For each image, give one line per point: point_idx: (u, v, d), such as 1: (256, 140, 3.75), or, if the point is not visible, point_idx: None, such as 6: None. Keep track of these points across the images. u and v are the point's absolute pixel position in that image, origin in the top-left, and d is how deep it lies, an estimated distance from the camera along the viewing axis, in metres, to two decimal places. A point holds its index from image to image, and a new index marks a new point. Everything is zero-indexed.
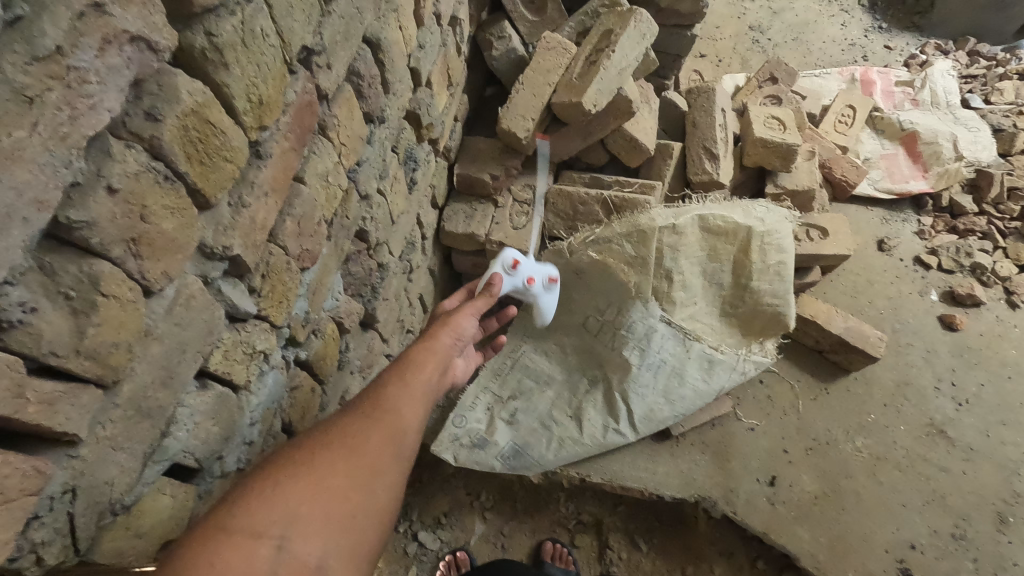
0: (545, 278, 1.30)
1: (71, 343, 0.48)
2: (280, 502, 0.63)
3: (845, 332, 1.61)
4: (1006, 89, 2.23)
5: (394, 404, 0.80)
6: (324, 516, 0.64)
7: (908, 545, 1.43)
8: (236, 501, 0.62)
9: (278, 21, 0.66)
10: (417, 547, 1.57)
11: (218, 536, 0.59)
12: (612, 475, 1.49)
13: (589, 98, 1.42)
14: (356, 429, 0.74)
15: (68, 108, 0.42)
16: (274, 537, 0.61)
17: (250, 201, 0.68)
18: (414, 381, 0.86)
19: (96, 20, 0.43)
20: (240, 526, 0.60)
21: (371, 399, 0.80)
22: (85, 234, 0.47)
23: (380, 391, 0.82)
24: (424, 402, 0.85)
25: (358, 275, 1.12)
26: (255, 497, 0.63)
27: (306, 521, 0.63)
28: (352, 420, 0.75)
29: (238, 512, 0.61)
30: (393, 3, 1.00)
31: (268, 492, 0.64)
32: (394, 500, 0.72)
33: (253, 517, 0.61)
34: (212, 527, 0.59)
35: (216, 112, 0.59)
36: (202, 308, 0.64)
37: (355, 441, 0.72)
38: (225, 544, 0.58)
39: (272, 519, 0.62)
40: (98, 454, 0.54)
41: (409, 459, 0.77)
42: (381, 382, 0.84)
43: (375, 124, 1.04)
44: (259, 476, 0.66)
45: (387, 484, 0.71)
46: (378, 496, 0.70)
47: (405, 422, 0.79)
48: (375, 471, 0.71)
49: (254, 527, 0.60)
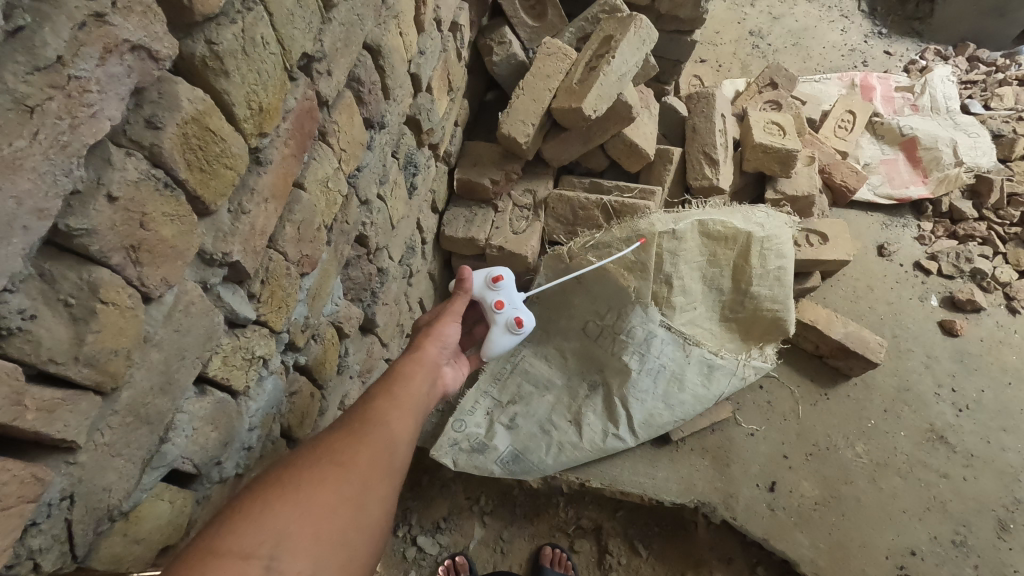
0: (512, 315, 1.14)
1: (70, 349, 0.48)
2: (269, 522, 0.62)
3: (845, 338, 1.61)
4: (1006, 95, 2.24)
5: (382, 420, 0.81)
6: (314, 533, 0.64)
7: (908, 551, 1.43)
8: (224, 523, 0.61)
9: (279, 29, 0.66)
10: (417, 551, 1.57)
11: (205, 558, 0.57)
12: (612, 480, 1.50)
13: (589, 104, 1.42)
14: (344, 445, 0.74)
15: (68, 116, 0.43)
16: (264, 556, 0.59)
17: (251, 207, 0.68)
18: (403, 394, 0.88)
19: (96, 30, 0.43)
20: (228, 548, 0.59)
21: (359, 417, 0.80)
22: (84, 241, 0.48)
23: (367, 407, 0.83)
24: (413, 415, 0.86)
25: (357, 280, 1.12)
26: (243, 517, 0.62)
27: (295, 539, 0.62)
28: (340, 437, 0.76)
29: (226, 534, 0.60)
30: (393, 9, 1.01)
31: (256, 513, 0.63)
32: (384, 516, 0.72)
33: (241, 538, 0.60)
34: (198, 550, 0.58)
35: (216, 119, 0.59)
36: (202, 313, 0.64)
37: (343, 458, 0.72)
38: (212, 564, 0.57)
39: (261, 538, 0.61)
40: (97, 460, 0.54)
41: (398, 476, 0.77)
42: (369, 399, 0.85)
43: (375, 129, 1.04)
44: (245, 498, 0.65)
45: (377, 499, 0.72)
46: (369, 511, 0.70)
47: (394, 437, 0.80)
48: (365, 486, 0.71)
49: (242, 548, 0.59)
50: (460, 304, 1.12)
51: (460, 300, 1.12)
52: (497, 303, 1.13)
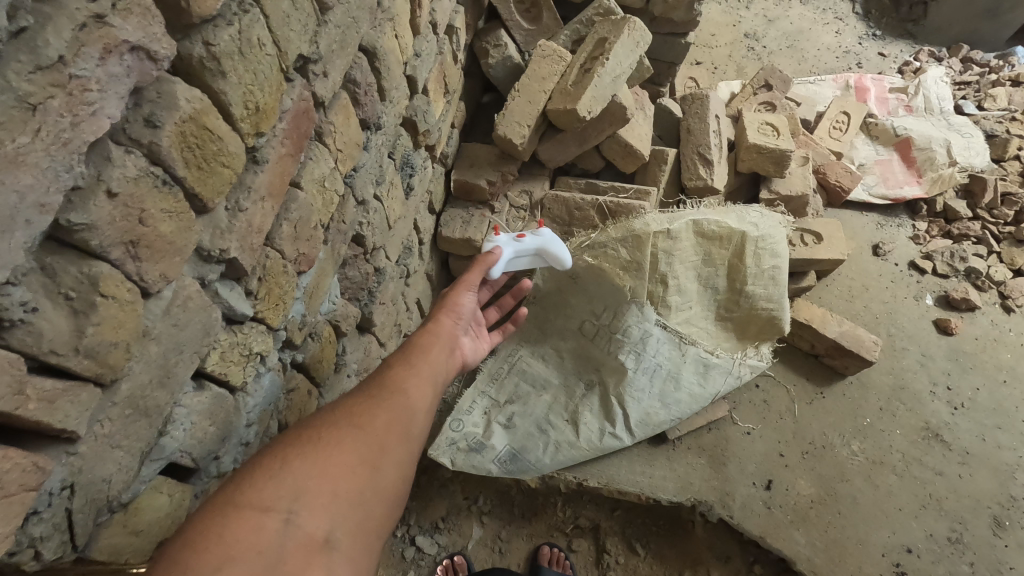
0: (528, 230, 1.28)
1: (70, 341, 0.49)
2: (288, 477, 0.63)
3: (840, 337, 1.62)
4: (999, 95, 2.26)
5: (400, 389, 0.82)
6: (333, 491, 0.64)
7: (903, 548, 1.44)
8: (244, 476, 0.63)
9: (275, 32, 0.68)
10: (415, 552, 1.58)
11: (224, 510, 0.59)
12: (608, 479, 1.50)
13: (584, 105, 1.44)
14: (363, 410, 0.75)
15: (69, 114, 0.44)
16: (282, 510, 0.60)
17: (247, 206, 0.70)
18: (420, 365, 0.89)
19: (97, 31, 0.45)
20: (248, 501, 0.60)
21: (377, 385, 0.82)
22: (85, 236, 0.49)
23: (385, 376, 0.84)
24: (430, 387, 0.87)
25: (355, 280, 1.13)
26: (263, 474, 0.63)
27: (313, 494, 0.63)
28: (359, 402, 0.77)
29: (247, 489, 0.61)
30: (388, 12, 1.02)
31: (276, 469, 0.64)
32: (402, 479, 0.72)
33: (262, 493, 0.61)
34: (218, 504, 0.59)
35: (213, 118, 0.60)
36: (199, 308, 0.65)
37: (361, 421, 0.73)
38: (232, 517, 0.58)
39: (279, 494, 0.62)
40: (96, 451, 0.55)
41: (414, 444, 0.77)
42: (386, 369, 0.87)
43: (372, 130, 1.06)
44: (264, 457, 0.66)
45: (395, 462, 0.72)
46: (386, 474, 0.70)
47: (411, 405, 0.80)
48: (382, 449, 0.72)
49: (261, 502, 0.60)
50: (476, 275, 1.12)
51: (480, 270, 1.13)
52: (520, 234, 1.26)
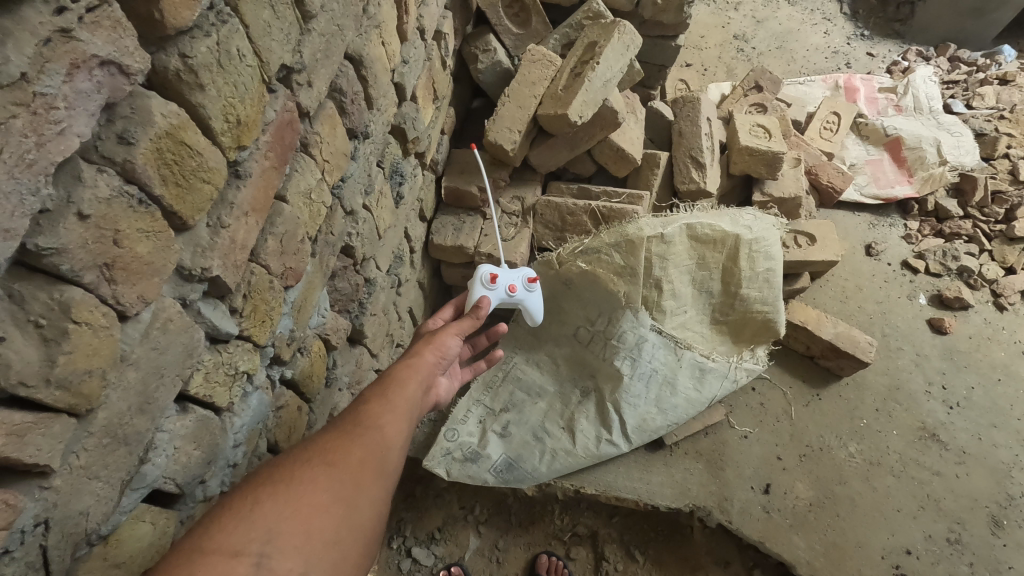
0: (522, 279, 1.26)
1: (40, 371, 0.47)
2: (259, 518, 0.61)
3: (834, 339, 1.61)
4: (988, 93, 2.27)
5: (376, 422, 0.78)
6: (306, 531, 0.62)
7: (903, 550, 1.42)
8: (214, 518, 0.60)
9: (255, 42, 0.66)
10: (410, 563, 1.55)
11: (193, 557, 0.56)
12: (605, 486, 1.47)
13: (575, 109, 1.42)
14: (337, 445, 0.72)
15: (34, 134, 0.42)
16: (254, 554, 0.58)
17: (229, 221, 0.67)
18: (398, 398, 0.84)
19: (62, 45, 0.43)
20: (218, 545, 0.58)
21: (353, 418, 0.78)
22: (55, 260, 0.47)
23: (361, 407, 0.80)
24: (406, 419, 0.83)
25: (345, 291, 1.11)
26: (232, 515, 0.61)
27: (285, 536, 0.61)
28: (332, 437, 0.73)
29: (215, 531, 0.59)
30: (373, 19, 1.00)
31: (246, 511, 0.61)
32: (377, 516, 0.69)
33: (232, 535, 0.59)
34: (186, 549, 0.57)
35: (191, 133, 0.58)
36: (181, 331, 0.63)
37: (335, 458, 0.70)
38: (200, 562, 0.56)
39: (250, 536, 0.59)
40: (72, 484, 0.53)
41: (390, 478, 0.74)
42: (361, 401, 0.82)
43: (359, 139, 1.04)
44: (235, 497, 0.63)
45: (370, 500, 0.69)
46: (361, 512, 0.67)
47: (387, 439, 0.76)
48: (357, 488, 0.68)
49: (229, 546, 0.58)
50: (467, 321, 1.03)
51: (472, 317, 1.04)
52: (512, 287, 1.23)
